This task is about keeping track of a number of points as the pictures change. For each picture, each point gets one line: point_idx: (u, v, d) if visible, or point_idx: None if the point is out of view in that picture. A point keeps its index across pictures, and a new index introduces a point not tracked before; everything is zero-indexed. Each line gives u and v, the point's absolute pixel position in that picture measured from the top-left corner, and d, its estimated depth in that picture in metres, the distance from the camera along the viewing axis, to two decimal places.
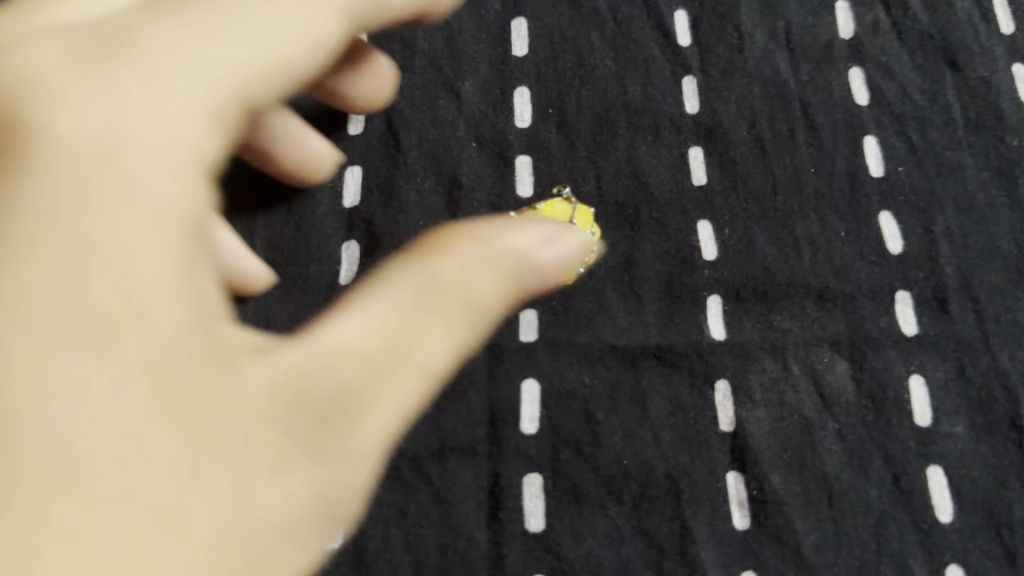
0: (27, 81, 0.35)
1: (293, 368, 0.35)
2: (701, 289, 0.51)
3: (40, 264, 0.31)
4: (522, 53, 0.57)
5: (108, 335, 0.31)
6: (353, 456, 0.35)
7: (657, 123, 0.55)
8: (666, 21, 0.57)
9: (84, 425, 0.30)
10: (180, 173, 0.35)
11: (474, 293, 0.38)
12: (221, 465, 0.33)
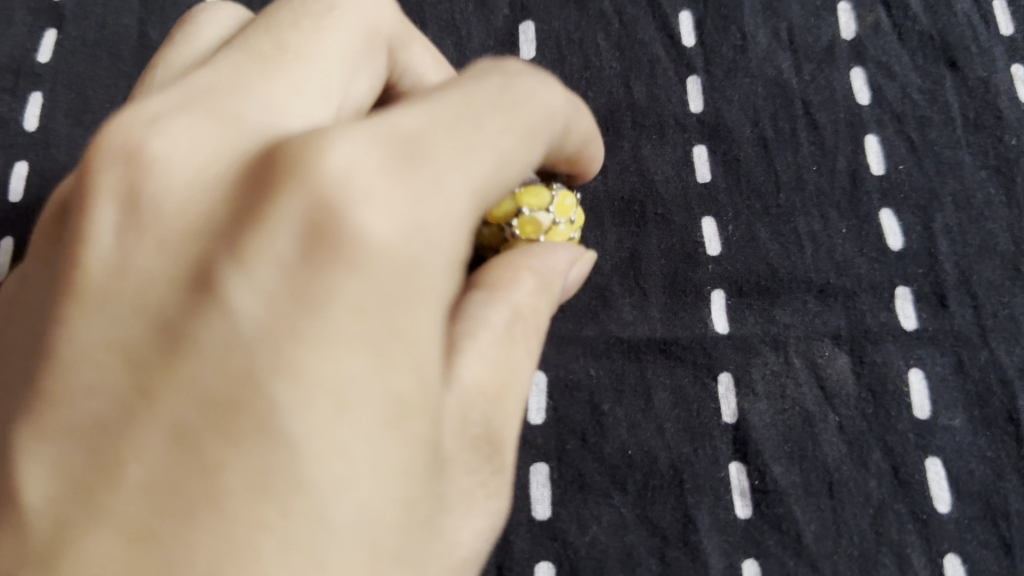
0: (347, 177, 0.32)
1: (457, 418, 0.37)
2: (705, 284, 0.52)
3: (346, 364, 0.31)
4: (530, 55, 0.58)
5: (400, 427, 0.32)
6: (500, 480, 0.40)
7: (662, 122, 0.56)
8: (671, 22, 0.59)
9: (364, 506, 0.31)
10: (453, 270, 0.35)
11: (546, 316, 0.42)
12: (441, 516, 0.35)
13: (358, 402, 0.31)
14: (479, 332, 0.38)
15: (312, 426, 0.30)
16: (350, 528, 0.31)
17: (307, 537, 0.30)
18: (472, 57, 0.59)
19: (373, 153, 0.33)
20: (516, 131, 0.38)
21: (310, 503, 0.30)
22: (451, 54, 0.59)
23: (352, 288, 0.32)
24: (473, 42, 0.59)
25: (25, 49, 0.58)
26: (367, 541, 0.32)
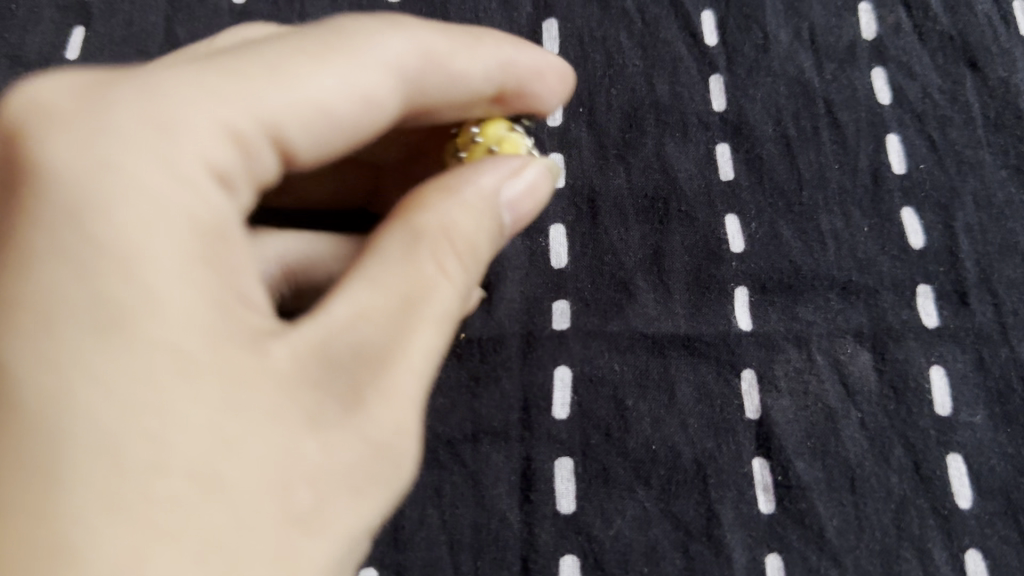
0: (43, 111, 0.35)
1: (312, 344, 0.35)
2: (728, 281, 0.53)
3: (35, 271, 0.32)
4: (553, 53, 0.59)
5: (121, 323, 0.31)
6: (383, 393, 0.36)
7: (685, 120, 0.56)
8: (694, 21, 0.59)
9: (100, 412, 0.30)
10: (180, 172, 0.34)
11: (472, 230, 0.40)
12: (252, 430, 0.32)
13: (59, 307, 0.31)
14: (367, 267, 0.38)
15: (16, 343, 0.31)
16: (84, 435, 0.30)
17: (29, 455, 0.30)
18: None
19: (68, 86, 0.35)
20: (276, 50, 0.38)
21: (26, 421, 0.30)
22: None
23: (39, 202, 0.33)
24: None
25: (53, 47, 0.58)
26: (105, 447, 0.30)
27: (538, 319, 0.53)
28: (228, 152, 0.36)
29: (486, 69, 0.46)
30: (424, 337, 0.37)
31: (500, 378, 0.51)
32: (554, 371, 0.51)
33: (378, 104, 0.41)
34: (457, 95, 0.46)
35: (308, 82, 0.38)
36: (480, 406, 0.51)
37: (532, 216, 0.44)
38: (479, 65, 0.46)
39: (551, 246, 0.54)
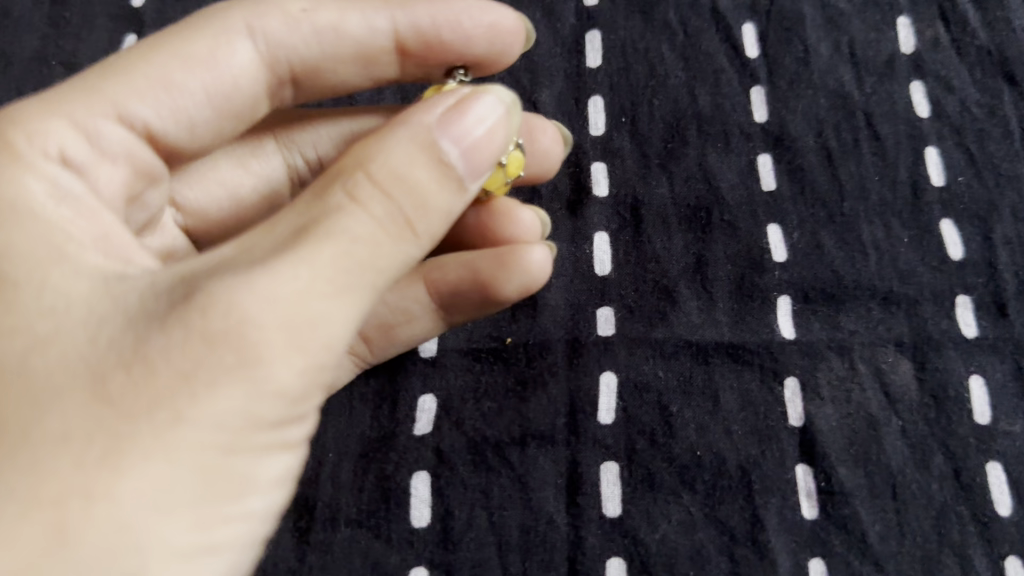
0: None
1: (189, 275, 0.37)
2: (771, 290, 0.53)
3: None
4: (596, 65, 0.60)
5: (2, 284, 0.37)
6: (249, 299, 0.34)
7: (727, 131, 0.57)
8: (735, 34, 0.60)
9: None
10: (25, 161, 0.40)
11: (394, 155, 0.38)
12: (109, 350, 0.35)
13: None
14: (282, 213, 0.38)
15: None
16: None
17: None
18: (541, 68, 0.61)
19: None
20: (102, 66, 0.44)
21: None
22: (520, 64, 0.61)
23: None
24: (541, 51, 0.61)
25: (107, 53, 0.60)
26: None
27: (584, 325, 0.53)
28: (70, 135, 0.42)
29: (366, 21, 0.50)
30: (310, 250, 0.35)
31: (547, 383, 0.52)
32: (599, 377, 0.52)
33: (223, 71, 0.46)
34: (342, 45, 0.50)
35: (156, 63, 0.44)
36: (527, 410, 0.51)
37: (495, 155, 0.41)
38: (354, 21, 0.50)
39: (595, 254, 0.55)
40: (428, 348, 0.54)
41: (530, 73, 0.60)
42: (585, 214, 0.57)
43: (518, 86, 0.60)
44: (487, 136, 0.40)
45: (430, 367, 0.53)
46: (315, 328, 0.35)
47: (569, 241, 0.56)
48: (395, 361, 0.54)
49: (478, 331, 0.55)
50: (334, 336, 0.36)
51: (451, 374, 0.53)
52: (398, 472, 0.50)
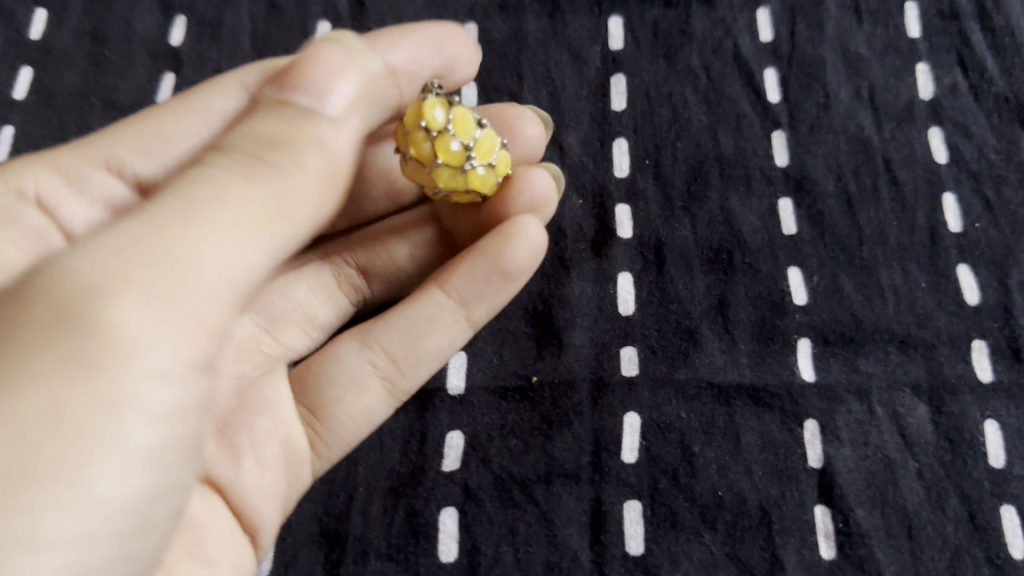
0: None
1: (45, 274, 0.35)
2: (792, 332, 0.55)
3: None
4: (621, 107, 0.61)
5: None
6: (86, 253, 0.33)
7: (749, 175, 0.59)
8: (757, 78, 0.61)
9: None
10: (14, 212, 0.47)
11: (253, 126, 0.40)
12: None
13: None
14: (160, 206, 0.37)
15: None
16: None
17: None
18: (568, 110, 0.62)
19: None
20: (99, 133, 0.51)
21: None
22: (547, 105, 0.62)
23: None
24: (568, 93, 0.62)
25: (146, 92, 0.62)
26: None
27: (608, 364, 0.55)
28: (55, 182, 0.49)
29: None
30: (176, 207, 0.35)
31: (572, 422, 0.53)
32: (623, 417, 0.53)
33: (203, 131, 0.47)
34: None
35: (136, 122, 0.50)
36: (553, 449, 0.53)
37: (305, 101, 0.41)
38: None
39: (618, 294, 0.57)
40: (456, 385, 0.55)
41: (557, 115, 0.62)
42: (609, 254, 0.58)
43: None
44: (348, 84, 0.42)
45: (457, 404, 0.55)
46: (154, 265, 0.33)
47: (595, 280, 0.57)
48: (424, 397, 0.55)
49: (503, 368, 0.56)
50: (196, 265, 0.34)
51: (478, 412, 0.54)
52: (427, 507, 0.52)
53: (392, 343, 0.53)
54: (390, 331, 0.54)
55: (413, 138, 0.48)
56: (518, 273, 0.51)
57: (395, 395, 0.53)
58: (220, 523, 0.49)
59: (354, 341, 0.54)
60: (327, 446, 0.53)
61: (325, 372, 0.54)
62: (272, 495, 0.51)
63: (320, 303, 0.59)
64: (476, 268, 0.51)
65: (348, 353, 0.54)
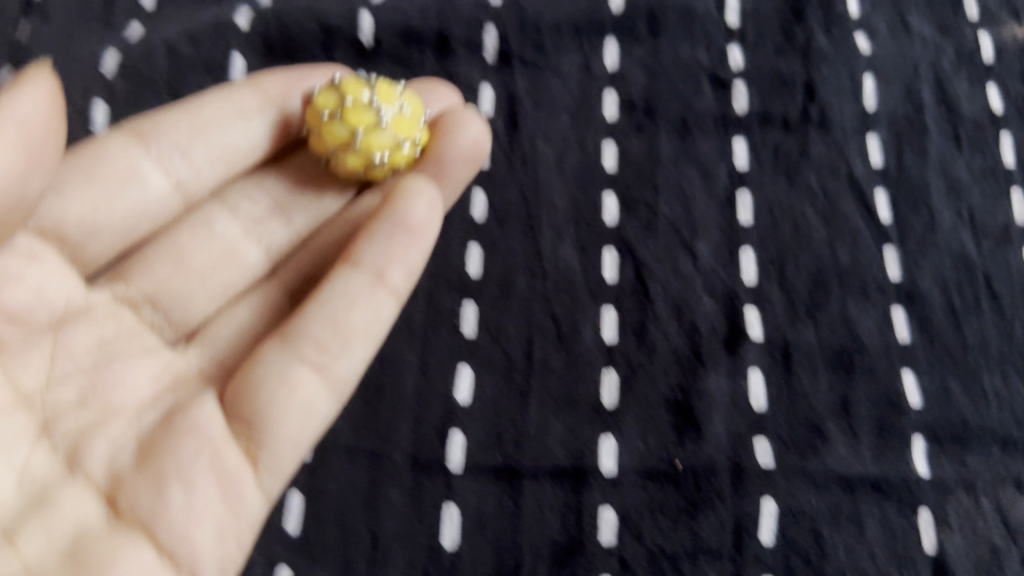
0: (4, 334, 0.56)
1: None
2: (908, 430, 0.62)
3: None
4: (748, 221, 0.69)
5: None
6: None
7: (865, 286, 0.67)
8: (869, 198, 0.69)
9: None
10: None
11: None
12: None
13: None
14: None
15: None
16: None
17: None
18: (700, 220, 0.70)
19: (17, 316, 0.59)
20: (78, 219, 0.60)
21: None
22: (681, 215, 0.70)
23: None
24: (699, 205, 0.70)
25: None
26: None
27: (745, 454, 0.62)
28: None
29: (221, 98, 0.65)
30: None
31: (715, 504, 0.61)
32: (761, 502, 0.60)
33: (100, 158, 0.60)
34: (224, 114, 0.64)
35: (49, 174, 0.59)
36: (699, 528, 0.60)
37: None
38: (211, 101, 0.64)
39: (751, 390, 0.63)
40: (607, 466, 0.62)
41: (690, 225, 0.70)
42: (742, 353, 0.65)
43: (678, 236, 0.69)
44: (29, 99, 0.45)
45: (609, 484, 0.62)
46: None
47: (730, 375, 0.64)
48: (581, 476, 0.62)
49: (648, 453, 0.62)
50: None
51: (629, 491, 0.61)
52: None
53: (315, 332, 0.56)
54: (310, 321, 0.57)
55: (332, 132, 0.62)
56: (420, 227, 0.59)
57: (331, 381, 0.56)
58: (140, 556, 0.48)
59: (275, 342, 0.56)
60: (271, 452, 0.54)
61: (250, 377, 0.54)
62: (208, 515, 0.50)
63: (259, 317, 0.63)
64: (383, 235, 0.59)
65: (271, 355, 0.55)
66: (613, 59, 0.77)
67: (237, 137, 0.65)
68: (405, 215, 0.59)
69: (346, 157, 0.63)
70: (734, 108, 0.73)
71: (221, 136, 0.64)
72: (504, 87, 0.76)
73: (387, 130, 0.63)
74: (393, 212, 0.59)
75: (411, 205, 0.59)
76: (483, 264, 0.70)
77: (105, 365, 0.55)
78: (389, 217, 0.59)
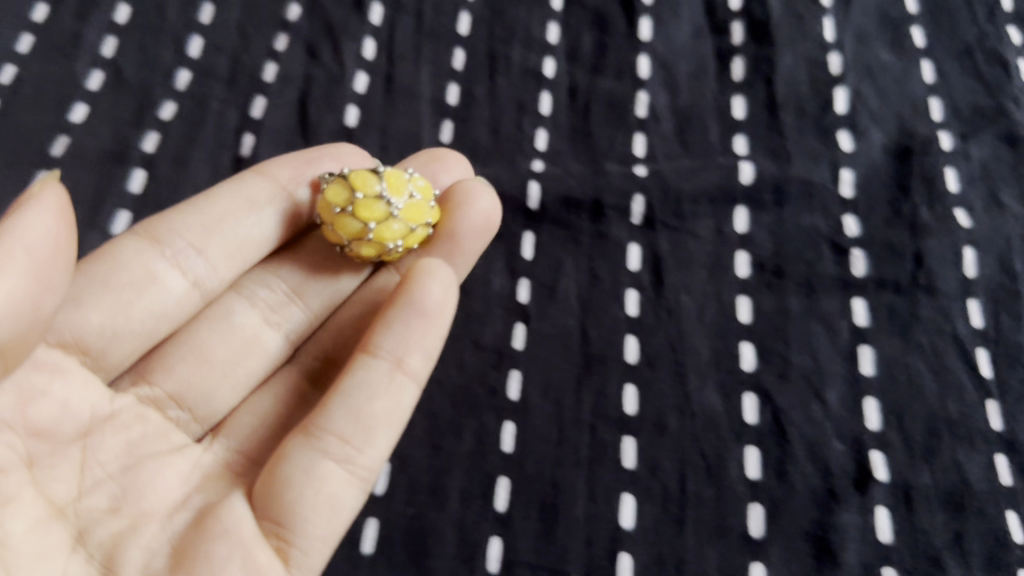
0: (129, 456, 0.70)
1: None
2: (1014, 564, 0.73)
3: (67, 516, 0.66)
4: (870, 373, 0.81)
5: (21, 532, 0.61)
6: None
7: (972, 435, 0.78)
8: (972, 357, 0.81)
9: None
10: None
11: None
12: None
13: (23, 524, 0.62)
14: None
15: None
16: None
17: None
18: (827, 370, 0.82)
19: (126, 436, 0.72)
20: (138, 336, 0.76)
21: None
22: (810, 365, 0.82)
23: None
24: (825, 356, 0.82)
25: (504, 336, 0.86)
26: None
27: None
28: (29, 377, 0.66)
29: (229, 199, 0.82)
30: None
31: None
32: None
33: (117, 262, 0.76)
34: (237, 208, 0.82)
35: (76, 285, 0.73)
36: None
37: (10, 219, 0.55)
38: (219, 201, 0.82)
39: (878, 525, 0.75)
40: None
41: (819, 375, 0.81)
42: (870, 492, 0.76)
43: (810, 385, 0.81)
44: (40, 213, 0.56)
45: None
46: None
47: (860, 511, 0.75)
48: None
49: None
50: None
51: None
52: None
53: (338, 427, 0.69)
54: (333, 418, 0.70)
55: (348, 228, 0.79)
56: (433, 310, 0.73)
57: (354, 471, 0.69)
58: None
59: (301, 437, 0.69)
60: (302, 549, 0.66)
61: (282, 473, 0.67)
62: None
63: (278, 401, 0.81)
64: (397, 323, 0.73)
65: (297, 451, 0.68)
66: (743, 223, 0.90)
67: (249, 229, 0.83)
68: (421, 300, 0.73)
69: (364, 245, 0.80)
70: (853, 273, 0.86)
71: (234, 232, 0.82)
72: (650, 244, 0.90)
73: (394, 219, 0.79)
74: (412, 299, 0.73)
75: (426, 291, 0.73)
76: (639, 402, 0.81)
77: (133, 466, 0.70)
78: (408, 306, 0.73)
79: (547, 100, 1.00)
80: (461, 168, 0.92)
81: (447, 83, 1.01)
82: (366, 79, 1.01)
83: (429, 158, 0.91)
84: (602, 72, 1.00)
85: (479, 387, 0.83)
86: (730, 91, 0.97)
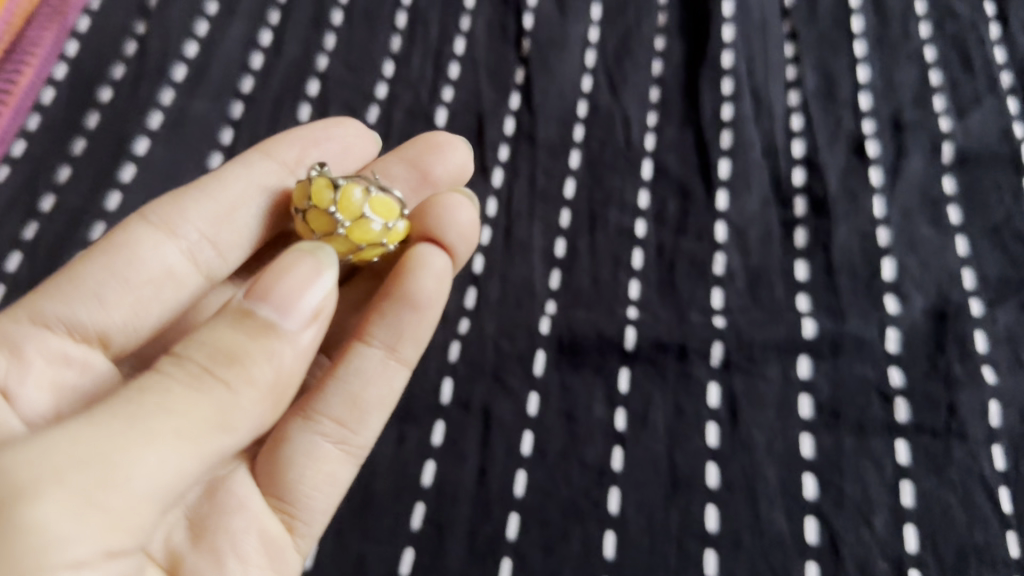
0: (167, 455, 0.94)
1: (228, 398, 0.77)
2: None
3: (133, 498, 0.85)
4: (910, 504, 0.99)
5: None
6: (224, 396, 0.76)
7: (994, 560, 0.95)
8: (996, 495, 0.98)
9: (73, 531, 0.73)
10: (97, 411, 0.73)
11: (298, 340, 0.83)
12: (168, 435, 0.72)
13: None
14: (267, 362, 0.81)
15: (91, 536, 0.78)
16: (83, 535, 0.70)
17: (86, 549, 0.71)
18: (874, 499, 0.99)
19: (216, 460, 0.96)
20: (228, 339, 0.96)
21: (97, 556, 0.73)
22: (860, 494, 1.00)
23: None
24: (872, 487, 1.00)
25: (603, 456, 1.05)
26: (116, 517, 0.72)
27: None
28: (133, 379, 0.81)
29: (236, 192, 1.11)
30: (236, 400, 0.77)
31: None
32: None
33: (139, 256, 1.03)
34: (237, 196, 1.11)
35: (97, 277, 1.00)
36: None
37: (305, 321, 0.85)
38: (228, 188, 1.10)
39: None
40: None
41: (867, 503, 0.99)
42: None
43: (859, 512, 0.99)
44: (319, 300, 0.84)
45: None
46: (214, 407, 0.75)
47: None
48: None
49: None
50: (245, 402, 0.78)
51: None
52: None
53: (334, 413, 1.02)
54: (329, 409, 1.03)
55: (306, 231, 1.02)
56: (423, 301, 1.01)
57: (348, 447, 1.01)
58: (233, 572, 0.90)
59: (299, 420, 1.03)
60: (305, 521, 0.99)
61: (289, 453, 1.01)
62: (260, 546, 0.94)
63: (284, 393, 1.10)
64: (392, 315, 1.02)
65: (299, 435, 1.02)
66: (805, 370, 1.08)
67: (247, 215, 1.12)
68: (415, 286, 1.00)
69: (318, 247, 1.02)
70: (896, 418, 1.04)
71: (236, 218, 1.11)
72: (726, 384, 1.08)
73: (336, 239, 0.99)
74: (408, 286, 1.00)
75: (420, 281, 1.00)
76: (719, 520, 1.00)
77: None
78: (406, 290, 1.00)
79: (639, 256, 1.20)
80: (453, 151, 1.20)
81: (555, 238, 1.22)
82: (489, 233, 1.23)
83: (425, 145, 1.20)
84: (685, 233, 1.21)
85: (584, 499, 1.02)
86: (794, 256, 1.17)
